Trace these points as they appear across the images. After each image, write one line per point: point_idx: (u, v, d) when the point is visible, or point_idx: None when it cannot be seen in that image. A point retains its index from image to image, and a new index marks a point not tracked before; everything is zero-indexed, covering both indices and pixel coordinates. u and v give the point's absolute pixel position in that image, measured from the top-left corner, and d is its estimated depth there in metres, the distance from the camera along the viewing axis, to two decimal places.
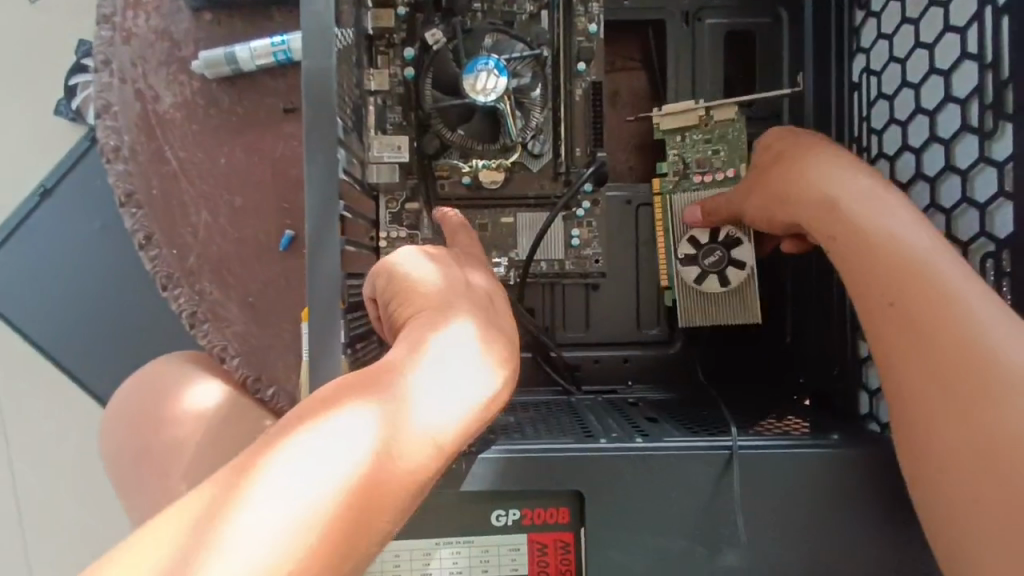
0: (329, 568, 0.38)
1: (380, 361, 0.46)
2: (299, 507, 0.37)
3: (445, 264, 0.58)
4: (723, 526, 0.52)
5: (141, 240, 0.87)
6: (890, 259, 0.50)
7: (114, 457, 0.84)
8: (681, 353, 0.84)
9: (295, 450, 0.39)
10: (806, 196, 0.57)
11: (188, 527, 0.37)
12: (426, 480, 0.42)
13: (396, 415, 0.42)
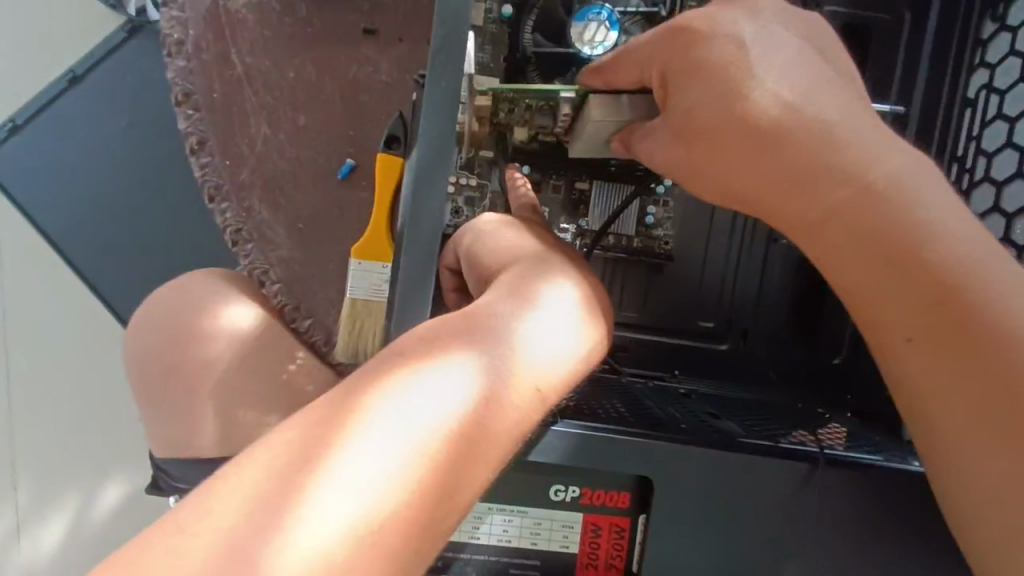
0: (427, 511, 0.38)
1: (473, 314, 0.46)
2: (400, 452, 0.38)
3: (533, 227, 0.56)
4: (793, 536, 0.51)
5: (193, 145, 0.81)
6: (885, 209, 0.44)
7: (137, 367, 0.79)
8: (735, 350, 0.81)
9: (396, 391, 0.40)
10: (799, 144, 0.45)
11: (287, 458, 0.37)
12: (519, 434, 0.44)
13: (494, 368, 0.43)
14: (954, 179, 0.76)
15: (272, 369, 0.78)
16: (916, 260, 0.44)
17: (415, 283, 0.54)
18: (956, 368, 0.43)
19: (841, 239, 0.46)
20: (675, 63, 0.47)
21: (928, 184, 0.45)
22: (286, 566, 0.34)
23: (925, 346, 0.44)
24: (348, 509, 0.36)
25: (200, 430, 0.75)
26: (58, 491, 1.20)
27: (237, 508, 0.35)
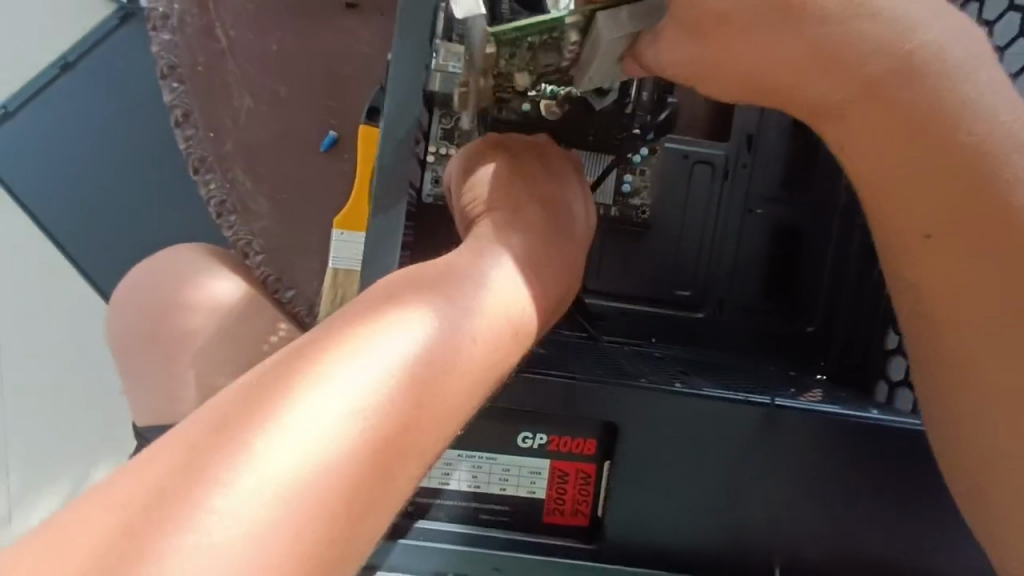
0: (376, 471, 0.36)
1: (416, 284, 0.44)
2: (343, 411, 0.35)
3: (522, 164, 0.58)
4: (750, 479, 0.51)
5: (179, 117, 0.84)
6: (920, 96, 0.43)
7: (122, 336, 0.81)
8: (710, 319, 0.82)
9: (351, 348, 0.38)
10: (836, 23, 0.42)
11: (221, 423, 0.35)
12: (469, 399, 0.42)
13: (444, 330, 0.41)
14: None
15: (251, 336, 0.78)
16: (939, 152, 0.43)
17: (382, 240, 0.55)
18: (965, 262, 0.44)
19: (873, 124, 0.44)
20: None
21: (970, 66, 0.43)
22: (222, 524, 0.31)
23: (943, 237, 0.44)
24: (289, 469, 0.33)
25: (183, 393, 0.76)
26: (50, 473, 1.21)
27: (173, 464, 0.33)
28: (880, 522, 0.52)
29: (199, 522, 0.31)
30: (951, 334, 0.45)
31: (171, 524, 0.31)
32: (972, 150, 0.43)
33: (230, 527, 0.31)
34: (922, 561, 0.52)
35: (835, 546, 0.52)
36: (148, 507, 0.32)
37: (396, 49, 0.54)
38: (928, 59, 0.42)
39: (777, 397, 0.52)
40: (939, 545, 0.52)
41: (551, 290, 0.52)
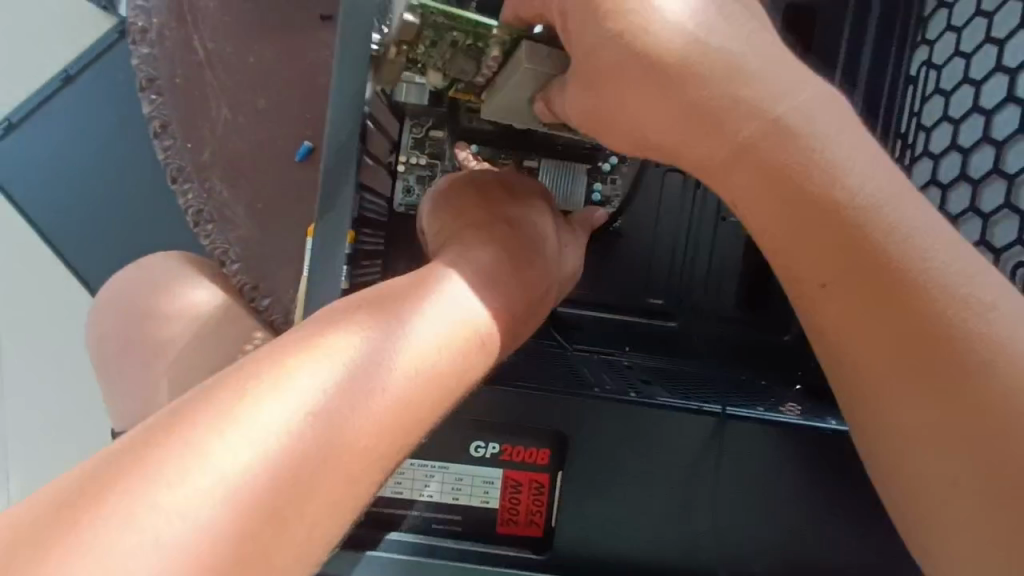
0: (302, 494, 0.36)
1: (343, 318, 0.42)
2: (271, 435, 0.35)
3: (489, 194, 0.58)
4: (703, 489, 0.51)
5: (156, 128, 0.85)
6: (793, 154, 0.42)
7: (100, 343, 0.82)
8: (684, 328, 0.81)
9: (288, 370, 0.38)
10: (708, 84, 0.42)
11: (138, 444, 0.34)
12: (394, 438, 0.40)
13: (390, 353, 0.41)
14: (897, 155, 0.77)
15: (225, 344, 0.79)
16: (824, 205, 0.42)
17: (327, 258, 0.56)
18: (864, 314, 0.42)
19: (751, 184, 0.44)
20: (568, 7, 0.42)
21: (838, 123, 0.43)
22: (132, 549, 0.31)
23: (839, 288, 0.43)
24: (207, 492, 0.33)
25: (158, 400, 0.77)
26: (41, 477, 1.23)
27: (84, 483, 0.33)
28: (830, 531, 0.52)
29: (123, 538, 0.31)
30: (872, 384, 0.42)
31: (91, 537, 0.31)
32: (851, 202, 0.42)
33: (159, 543, 0.31)
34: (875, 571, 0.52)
35: (789, 556, 0.52)
36: (60, 524, 0.31)
37: (336, 70, 0.54)
38: (799, 118, 0.42)
39: (729, 406, 0.52)
40: (892, 555, 0.52)
41: (513, 312, 0.50)
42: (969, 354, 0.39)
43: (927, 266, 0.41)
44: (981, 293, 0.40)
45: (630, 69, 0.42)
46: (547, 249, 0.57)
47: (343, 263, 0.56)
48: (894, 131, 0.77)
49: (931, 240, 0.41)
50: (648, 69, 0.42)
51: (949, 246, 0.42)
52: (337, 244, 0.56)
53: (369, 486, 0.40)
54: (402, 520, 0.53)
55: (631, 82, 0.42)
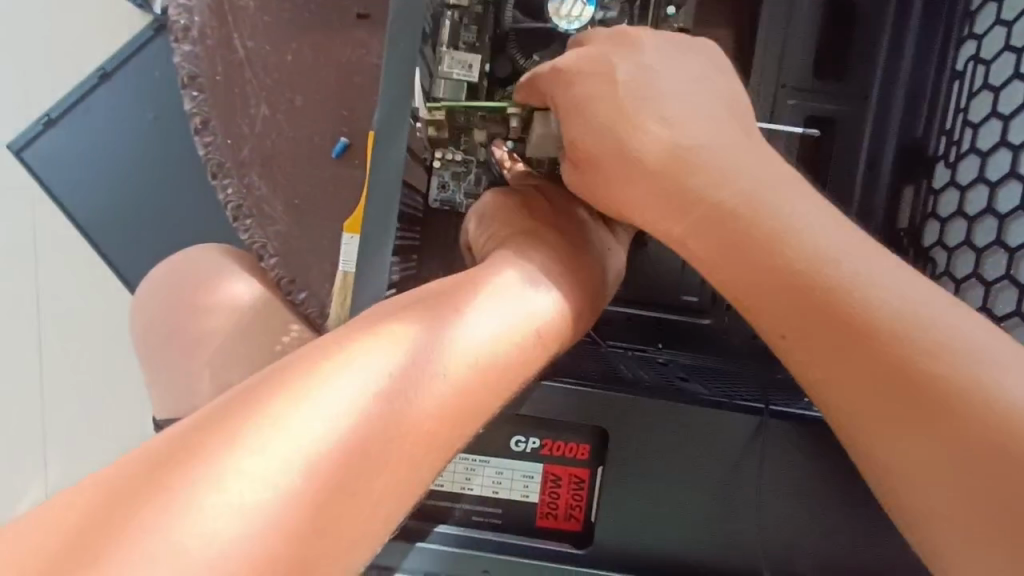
0: (355, 480, 0.37)
1: (394, 325, 0.43)
2: (331, 419, 0.37)
3: (537, 207, 0.61)
4: (744, 488, 0.51)
5: (198, 124, 0.86)
6: (753, 224, 0.47)
7: (143, 333, 0.84)
8: (719, 326, 0.81)
9: (348, 358, 0.40)
10: (676, 164, 0.51)
11: (210, 423, 0.36)
12: (445, 426, 0.41)
13: (444, 342, 0.43)
14: (943, 152, 0.75)
15: (261, 339, 0.80)
16: (777, 268, 0.46)
17: (373, 258, 0.57)
18: (834, 363, 0.43)
19: (717, 250, 0.49)
20: (560, 100, 0.55)
21: (790, 196, 0.48)
22: (210, 526, 0.32)
23: (798, 337, 0.45)
24: (277, 472, 0.35)
25: (198, 388, 0.79)
26: (83, 464, 1.27)
27: (158, 462, 0.34)
28: (871, 534, 0.51)
29: (203, 507, 0.32)
30: (853, 422, 0.42)
31: (179, 496, 0.33)
32: (796, 258, 0.45)
33: (239, 506, 0.33)
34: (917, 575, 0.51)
35: (828, 557, 0.51)
36: (136, 507, 0.32)
37: (386, 73, 0.55)
38: (741, 191, 0.48)
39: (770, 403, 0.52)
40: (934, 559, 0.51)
41: (569, 314, 0.51)
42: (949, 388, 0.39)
43: (886, 305, 0.42)
44: (954, 331, 0.40)
45: (610, 147, 0.53)
46: (596, 254, 0.59)
47: (388, 263, 0.57)
48: (937, 127, 0.76)
49: (897, 287, 0.42)
50: (622, 149, 0.53)
51: (906, 287, 0.43)
52: (383, 244, 0.57)
53: (425, 474, 0.41)
54: (446, 514, 0.54)
55: (614, 160, 0.53)
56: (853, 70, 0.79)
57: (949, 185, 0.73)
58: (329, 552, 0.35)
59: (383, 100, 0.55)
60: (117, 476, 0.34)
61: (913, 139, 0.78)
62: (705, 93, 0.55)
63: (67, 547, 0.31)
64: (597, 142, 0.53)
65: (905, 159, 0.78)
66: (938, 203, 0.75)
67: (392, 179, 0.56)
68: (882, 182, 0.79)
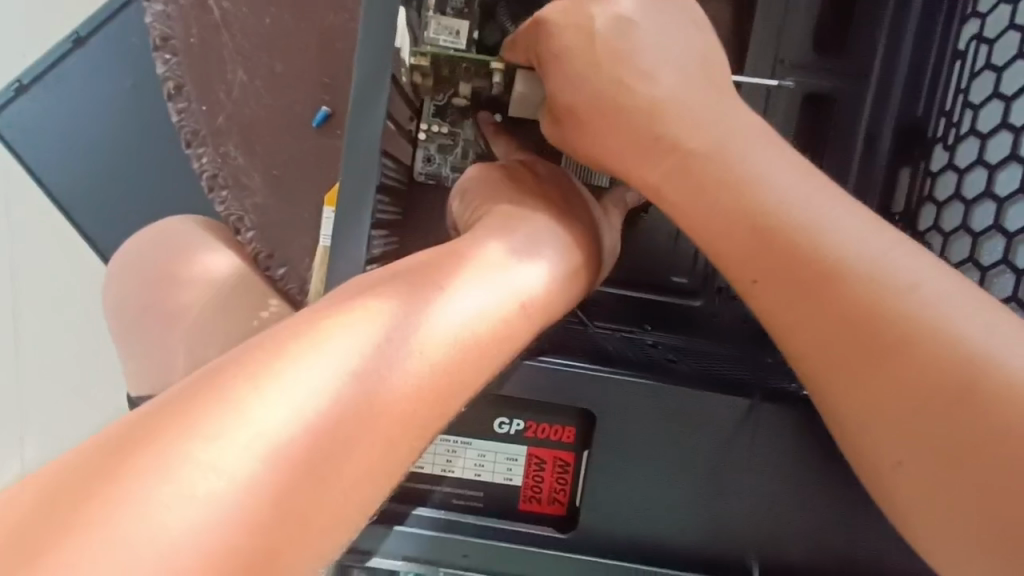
0: (323, 472, 0.35)
1: (365, 305, 0.40)
2: (300, 404, 0.35)
3: (522, 178, 0.58)
4: (733, 474, 0.50)
5: (171, 89, 0.82)
6: (726, 175, 0.49)
7: (117, 307, 0.82)
8: (710, 308, 0.79)
9: (321, 339, 0.38)
10: (656, 115, 0.51)
11: (169, 409, 0.33)
12: (421, 411, 0.39)
13: (423, 317, 0.41)
14: (941, 134, 0.74)
15: (236, 316, 0.79)
16: (751, 218, 0.47)
17: (351, 220, 0.54)
18: (797, 304, 0.46)
19: (688, 199, 0.50)
20: (541, 53, 0.53)
21: (757, 147, 0.49)
22: (172, 522, 0.30)
23: (767, 284, 0.47)
24: (243, 460, 0.32)
25: (175, 364, 0.78)
26: (59, 443, 1.23)
27: (110, 452, 0.32)
28: (858, 523, 0.50)
29: (160, 501, 0.30)
30: (817, 363, 0.46)
31: (131, 488, 0.30)
32: (768, 209, 0.47)
33: (201, 498, 0.31)
34: (902, 566, 0.51)
35: (815, 546, 0.51)
36: (84, 502, 0.30)
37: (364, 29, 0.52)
38: (714, 143, 0.49)
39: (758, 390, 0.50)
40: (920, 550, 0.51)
41: (559, 287, 0.49)
42: (898, 323, 0.42)
43: (852, 253, 0.45)
44: (913, 277, 0.43)
45: (586, 102, 0.52)
46: (587, 230, 0.56)
47: (367, 225, 0.54)
48: (938, 107, 0.74)
49: (855, 232, 0.45)
50: (602, 104, 0.52)
51: (871, 236, 0.45)
52: (362, 206, 0.54)
53: (400, 459, 0.39)
54: (426, 496, 0.52)
55: (592, 118, 0.52)
56: (855, 44, 0.76)
57: (947, 168, 0.71)
58: (297, 541, 0.33)
59: (361, 51, 0.52)
60: (68, 464, 0.32)
61: (913, 119, 0.76)
62: (680, 44, 0.53)
63: (6, 541, 0.29)
64: (575, 96, 0.53)
65: (904, 140, 0.76)
66: (935, 186, 0.73)
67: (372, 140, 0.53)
68: (879, 164, 0.77)
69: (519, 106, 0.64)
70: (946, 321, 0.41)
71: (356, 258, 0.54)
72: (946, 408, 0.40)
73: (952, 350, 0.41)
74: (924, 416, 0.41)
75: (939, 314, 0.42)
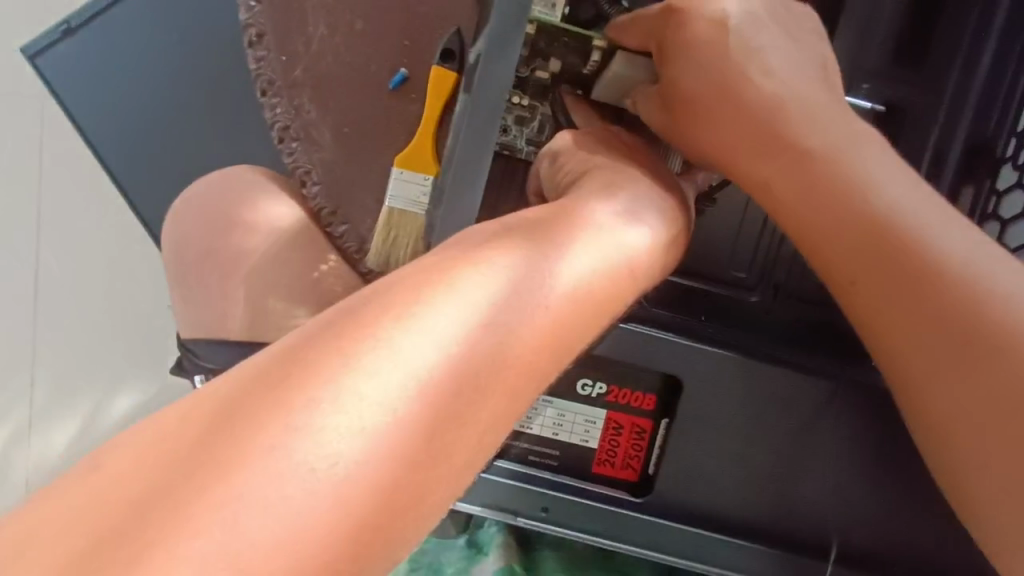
0: (456, 415, 0.35)
1: (488, 254, 0.41)
2: (438, 347, 0.35)
3: (618, 148, 0.59)
4: (796, 452, 0.55)
5: (252, 37, 0.82)
6: (838, 174, 0.51)
7: (177, 248, 0.83)
8: (763, 305, 0.75)
9: (457, 284, 0.38)
10: (772, 111, 0.54)
11: (316, 346, 0.34)
12: (543, 366, 0.40)
13: (550, 270, 0.42)
14: (1012, 152, 0.75)
15: (301, 270, 0.81)
16: (856, 220, 0.50)
17: (468, 175, 0.60)
18: (897, 304, 0.49)
19: (795, 193, 0.52)
20: (667, 40, 0.57)
21: (870, 150, 0.52)
22: (331, 450, 0.31)
23: (865, 284, 0.50)
24: (395, 393, 0.33)
25: (234, 310, 0.79)
26: (73, 393, 1.20)
27: (266, 386, 0.33)
28: (897, 505, 0.56)
29: (317, 427, 0.31)
30: (908, 362, 0.49)
31: (296, 415, 0.32)
32: (874, 213, 0.50)
33: (362, 429, 0.32)
34: (931, 549, 0.56)
35: (854, 523, 0.56)
36: (254, 417, 0.32)
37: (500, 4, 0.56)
38: (828, 143, 0.52)
39: (830, 375, 0.55)
40: (950, 530, 0.56)
41: (659, 253, 0.50)
42: (997, 331, 0.45)
43: (956, 261, 0.47)
44: (1016, 288, 0.46)
45: (708, 92, 0.56)
46: (685, 211, 0.56)
47: (483, 181, 0.60)
48: (1010, 127, 0.75)
49: (959, 241, 0.48)
50: (721, 94, 0.55)
51: (977, 247, 0.48)
52: (480, 164, 0.59)
53: (523, 405, 0.39)
54: (504, 449, 0.57)
55: (711, 105, 0.56)
56: (934, 53, 0.76)
57: (1014, 187, 0.74)
58: (437, 480, 0.34)
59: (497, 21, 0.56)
60: (229, 389, 0.33)
61: (982, 138, 0.76)
62: (800, 49, 0.57)
63: (191, 448, 0.31)
64: (695, 87, 0.56)
65: (972, 157, 0.76)
66: (1000, 205, 0.76)
67: (495, 107, 0.58)
68: (945, 181, 0.77)
69: (615, 87, 0.63)
70: None
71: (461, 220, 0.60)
72: None
73: None
74: (1011, 418, 0.44)
75: None
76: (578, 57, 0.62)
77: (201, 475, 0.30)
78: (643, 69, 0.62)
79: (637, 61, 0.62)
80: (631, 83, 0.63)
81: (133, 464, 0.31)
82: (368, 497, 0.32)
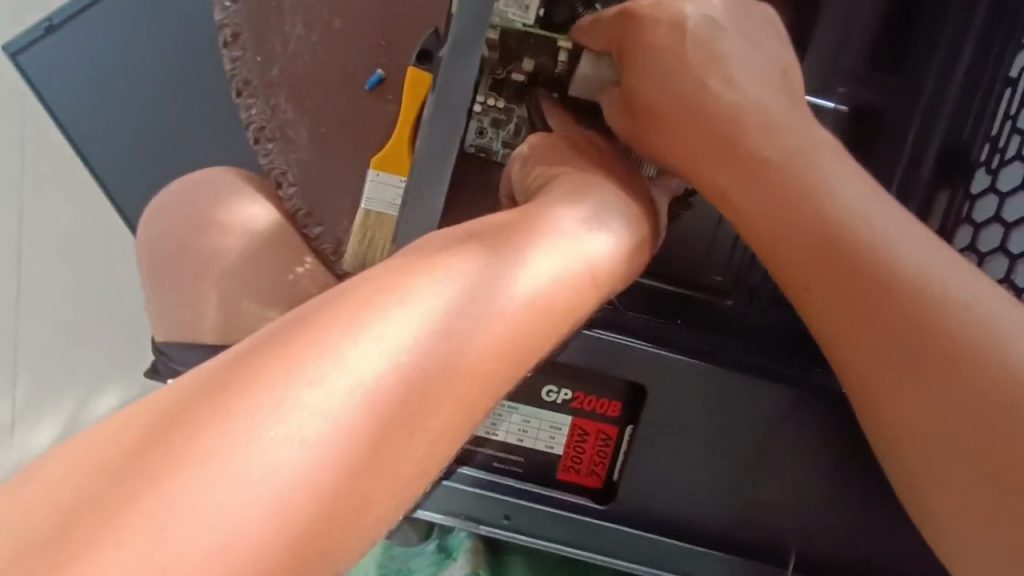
0: (403, 426, 0.35)
1: (442, 262, 0.41)
2: (383, 359, 0.35)
3: (589, 153, 0.59)
4: (762, 459, 0.55)
5: (227, 37, 0.82)
6: (798, 182, 0.51)
7: (149, 250, 0.83)
8: (739, 309, 0.74)
9: (407, 294, 0.38)
10: (735, 119, 0.54)
11: (260, 355, 0.34)
12: (497, 376, 0.40)
13: (506, 277, 0.41)
14: (985, 157, 0.75)
15: (274, 272, 0.80)
16: (815, 228, 0.50)
17: (432, 173, 0.61)
18: (854, 312, 0.49)
19: (758, 199, 0.52)
20: (626, 43, 0.57)
21: (826, 159, 0.52)
22: (272, 461, 0.31)
23: (824, 292, 0.50)
24: (338, 404, 0.33)
25: (206, 312, 0.79)
26: (52, 393, 1.19)
27: (208, 395, 0.32)
28: (861, 512, 0.56)
29: (256, 439, 0.31)
30: (866, 370, 0.49)
31: (236, 425, 0.31)
32: (833, 221, 0.50)
33: (303, 439, 0.32)
34: (897, 556, 0.56)
35: (818, 530, 0.56)
36: (193, 426, 0.31)
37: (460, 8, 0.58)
38: (789, 151, 0.52)
39: (794, 382, 0.55)
40: (915, 536, 0.56)
41: (622, 260, 0.50)
42: (951, 339, 0.45)
43: (912, 269, 0.47)
44: (972, 296, 0.46)
45: (670, 102, 0.56)
46: (652, 217, 0.56)
47: (447, 179, 0.61)
48: (984, 131, 0.75)
49: (916, 249, 0.48)
50: (683, 104, 0.55)
51: (935, 255, 0.48)
52: (443, 169, 0.61)
53: (478, 413, 0.39)
54: (469, 456, 0.57)
55: (677, 113, 0.55)
56: (912, 59, 0.75)
57: (988, 191, 0.74)
58: (384, 489, 0.34)
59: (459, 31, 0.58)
60: (171, 399, 0.33)
61: (958, 143, 0.75)
62: (763, 57, 0.57)
63: (129, 459, 0.31)
64: (656, 94, 0.56)
65: (948, 161, 0.76)
66: (974, 208, 0.76)
67: (458, 107, 0.60)
68: (922, 186, 0.76)
69: (585, 87, 0.62)
70: (999, 339, 0.44)
71: (423, 224, 0.61)
72: (989, 420, 0.43)
73: (1000, 368, 0.44)
74: (966, 426, 0.44)
75: (990, 333, 0.45)
76: (547, 58, 0.62)
77: (137, 486, 0.30)
78: (610, 70, 0.61)
79: (603, 61, 0.61)
80: (600, 84, 0.62)
81: (72, 475, 0.31)
82: (306, 508, 0.31)
